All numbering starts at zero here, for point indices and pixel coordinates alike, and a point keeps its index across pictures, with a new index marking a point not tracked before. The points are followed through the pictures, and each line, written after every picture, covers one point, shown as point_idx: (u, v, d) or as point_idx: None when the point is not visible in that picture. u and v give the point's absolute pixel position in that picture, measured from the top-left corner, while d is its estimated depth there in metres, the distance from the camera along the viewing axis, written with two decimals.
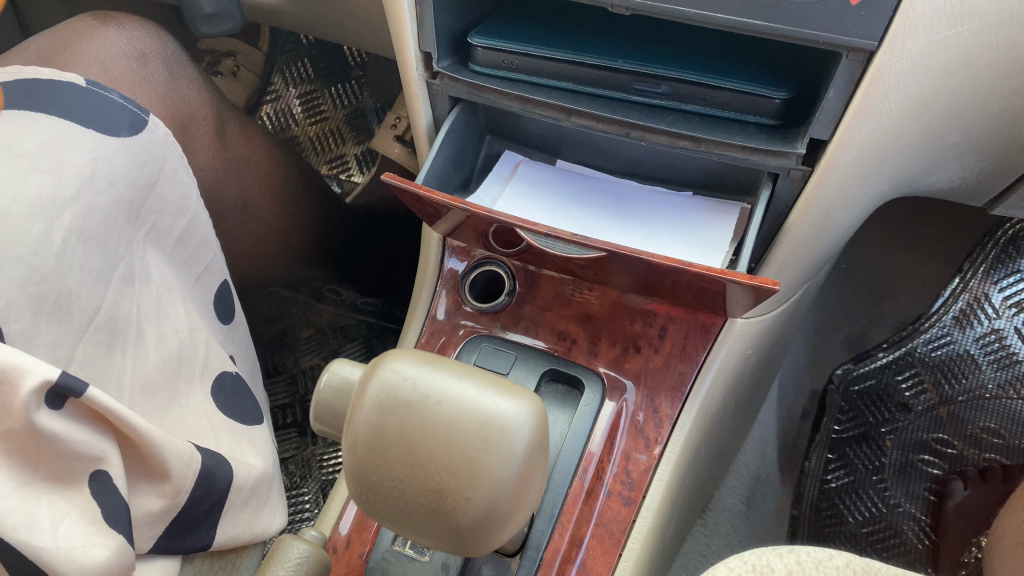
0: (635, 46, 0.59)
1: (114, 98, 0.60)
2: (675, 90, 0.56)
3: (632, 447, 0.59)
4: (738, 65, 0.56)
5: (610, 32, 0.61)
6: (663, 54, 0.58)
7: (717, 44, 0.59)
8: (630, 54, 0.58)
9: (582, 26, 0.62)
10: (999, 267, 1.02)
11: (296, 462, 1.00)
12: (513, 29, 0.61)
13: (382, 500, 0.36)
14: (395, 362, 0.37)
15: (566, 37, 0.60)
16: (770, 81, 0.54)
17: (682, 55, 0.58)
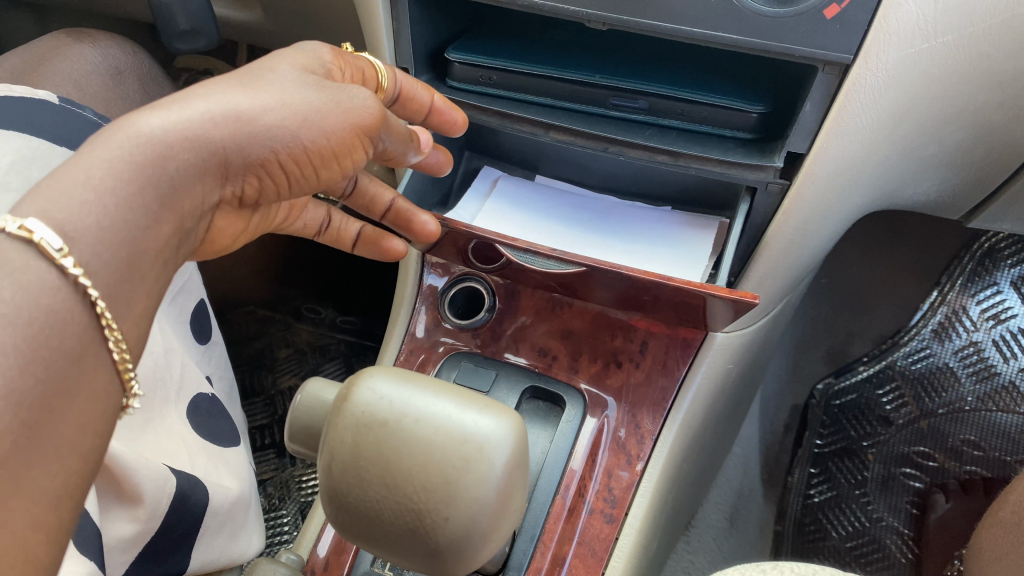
0: (615, 61, 0.59)
1: (88, 116, 0.60)
2: (652, 105, 0.56)
3: (615, 463, 0.59)
4: (717, 80, 0.57)
5: (588, 44, 0.61)
6: (643, 69, 0.58)
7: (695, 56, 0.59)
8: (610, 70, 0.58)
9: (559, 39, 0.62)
10: (975, 280, 1.02)
11: (274, 483, 0.98)
12: (492, 44, 0.61)
13: (359, 522, 0.35)
14: (372, 381, 0.37)
15: (545, 53, 0.60)
16: (746, 96, 0.55)
17: (660, 71, 0.58)
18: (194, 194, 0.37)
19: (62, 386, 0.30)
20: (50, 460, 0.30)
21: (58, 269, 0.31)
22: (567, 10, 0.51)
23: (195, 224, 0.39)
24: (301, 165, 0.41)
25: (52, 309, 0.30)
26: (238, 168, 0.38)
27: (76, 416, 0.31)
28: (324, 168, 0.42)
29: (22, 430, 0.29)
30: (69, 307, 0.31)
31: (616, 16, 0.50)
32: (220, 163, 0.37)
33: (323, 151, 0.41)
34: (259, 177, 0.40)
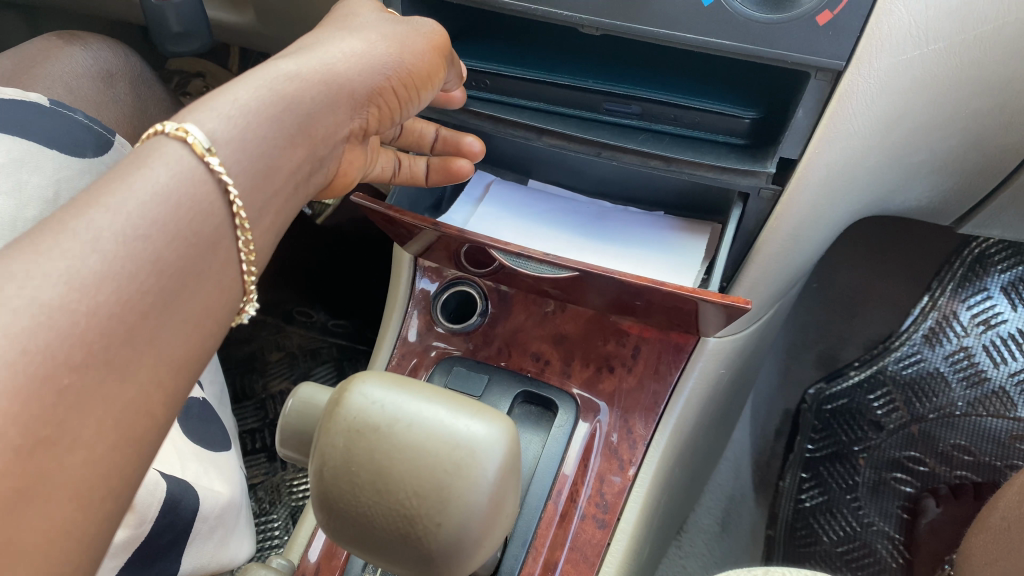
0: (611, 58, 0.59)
1: (79, 118, 0.59)
2: (645, 110, 0.57)
3: (607, 468, 0.59)
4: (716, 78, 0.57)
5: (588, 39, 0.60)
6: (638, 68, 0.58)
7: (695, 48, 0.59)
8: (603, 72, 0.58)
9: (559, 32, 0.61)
10: (966, 285, 1.03)
11: (265, 488, 0.97)
12: (491, 44, 0.61)
13: (350, 528, 0.35)
14: (365, 386, 0.37)
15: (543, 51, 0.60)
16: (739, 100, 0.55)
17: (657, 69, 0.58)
18: (331, 122, 0.42)
19: (196, 267, 0.35)
20: (181, 328, 0.34)
21: (206, 165, 0.35)
22: (560, 15, 0.51)
23: (330, 156, 0.44)
24: (411, 91, 0.47)
25: (198, 199, 0.35)
26: (364, 97, 0.44)
27: (204, 300, 0.35)
28: (424, 93, 0.48)
29: (158, 297, 0.33)
30: (212, 200, 0.35)
31: (608, 22, 0.50)
32: (347, 95, 0.43)
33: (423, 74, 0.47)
34: (379, 108, 0.46)
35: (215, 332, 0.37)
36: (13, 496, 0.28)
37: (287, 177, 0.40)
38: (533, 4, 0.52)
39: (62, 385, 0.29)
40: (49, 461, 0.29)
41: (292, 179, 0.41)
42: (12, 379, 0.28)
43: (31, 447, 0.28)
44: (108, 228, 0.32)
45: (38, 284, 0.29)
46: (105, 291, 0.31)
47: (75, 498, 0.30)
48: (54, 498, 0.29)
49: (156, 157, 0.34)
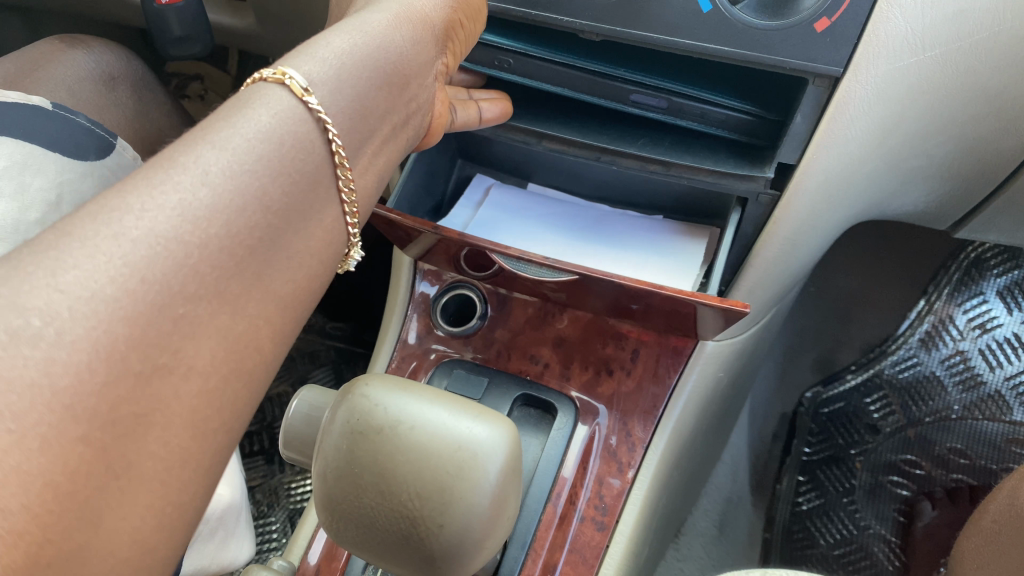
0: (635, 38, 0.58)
1: (81, 121, 0.60)
2: (672, 105, 0.55)
3: (605, 471, 0.59)
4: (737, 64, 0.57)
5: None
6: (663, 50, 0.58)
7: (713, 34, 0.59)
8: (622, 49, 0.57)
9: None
10: (962, 289, 1.03)
11: (263, 490, 0.97)
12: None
13: (352, 530, 0.35)
14: (368, 388, 0.37)
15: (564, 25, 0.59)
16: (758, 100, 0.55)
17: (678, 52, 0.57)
18: (416, 58, 0.44)
19: (300, 207, 0.36)
20: (285, 264, 0.35)
21: (306, 104, 0.36)
22: (560, 21, 0.52)
23: (424, 98, 0.46)
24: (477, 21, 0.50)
25: (304, 143, 0.35)
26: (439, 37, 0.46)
27: (306, 240, 0.37)
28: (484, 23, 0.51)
29: (265, 234, 0.34)
30: (313, 139, 0.36)
31: (609, 28, 0.51)
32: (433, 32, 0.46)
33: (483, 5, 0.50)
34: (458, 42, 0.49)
35: (309, 277, 0.38)
36: (129, 424, 0.28)
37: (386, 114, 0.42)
38: (532, 9, 0.53)
39: (178, 314, 0.30)
40: (160, 393, 0.30)
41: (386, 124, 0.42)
42: (131, 309, 0.28)
43: (148, 374, 0.29)
44: (218, 164, 0.32)
45: (153, 216, 0.30)
46: (217, 224, 0.32)
47: (186, 426, 0.31)
48: (167, 426, 0.30)
49: (261, 98, 0.35)
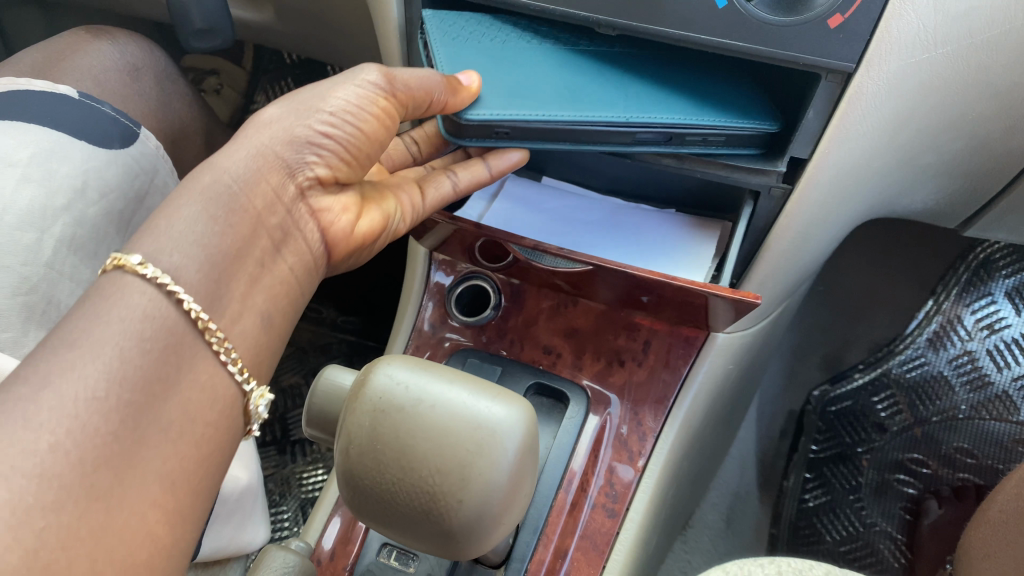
0: (611, 78, 0.55)
1: (106, 111, 0.63)
2: (674, 135, 0.54)
3: (616, 459, 0.60)
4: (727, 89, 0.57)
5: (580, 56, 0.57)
6: (650, 76, 0.56)
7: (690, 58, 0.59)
8: (612, 94, 0.53)
9: (530, 48, 0.57)
10: (971, 290, 1.04)
11: (275, 480, 0.98)
12: (473, 58, 0.55)
13: (374, 504, 0.37)
14: (388, 368, 0.38)
15: (535, 73, 0.54)
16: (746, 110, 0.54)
17: (660, 80, 0.56)
18: (269, 188, 0.50)
19: (161, 376, 0.41)
20: (159, 440, 0.40)
21: (151, 282, 0.42)
22: (576, 16, 0.53)
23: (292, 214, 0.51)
24: (385, 109, 0.52)
25: (163, 321, 0.42)
26: (289, 155, 0.51)
27: (182, 404, 0.42)
28: (430, 109, 0.51)
29: (125, 416, 0.39)
30: (165, 313, 0.42)
31: (625, 23, 0.52)
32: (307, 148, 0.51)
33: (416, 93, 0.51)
34: (324, 143, 0.51)
35: (196, 448, 0.43)
36: None
37: (245, 252, 0.47)
38: (552, 4, 0.54)
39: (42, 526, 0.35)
40: None
41: (251, 257, 0.48)
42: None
43: None
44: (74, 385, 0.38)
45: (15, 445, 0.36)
46: (68, 435, 0.37)
47: None
48: None
49: (119, 297, 0.42)
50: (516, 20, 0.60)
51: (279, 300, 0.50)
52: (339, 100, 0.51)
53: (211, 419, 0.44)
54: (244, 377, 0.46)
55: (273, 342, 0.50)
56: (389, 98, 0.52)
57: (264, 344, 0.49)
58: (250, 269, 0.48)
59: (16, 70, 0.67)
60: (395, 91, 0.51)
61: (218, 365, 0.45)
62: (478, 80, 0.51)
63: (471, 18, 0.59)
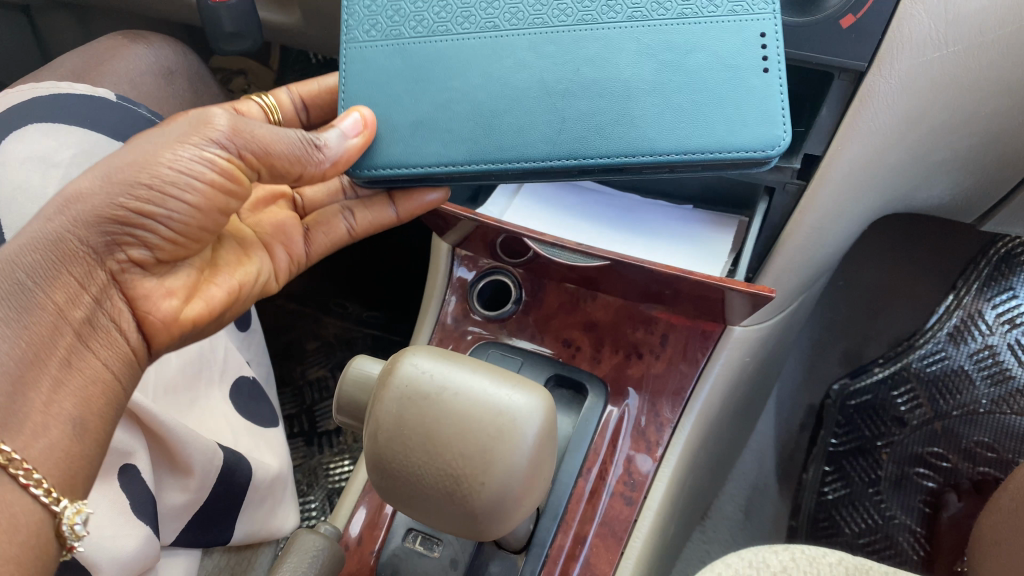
0: (548, 87, 0.51)
1: (142, 113, 0.67)
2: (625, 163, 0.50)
3: (635, 450, 0.61)
4: (717, 89, 0.49)
5: (518, 34, 0.52)
6: (608, 86, 0.50)
7: (692, 19, 0.50)
8: (536, 117, 0.51)
9: (452, 32, 0.53)
10: (991, 285, 1.05)
11: (302, 470, 1.01)
12: (385, 69, 0.54)
13: (402, 487, 0.38)
14: (413, 358, 0.40)
15: (449, 88, 0.52)
16: (725, 122, 0.49)
17: (629, 79, 0.50)
18: (72, 280, 0.45)
19: None
20: None
21: None
22: None
23: (107, 305, 0.47)
24: (232, 173, 0.49)
25: None
26: (102, 241, 0.46)
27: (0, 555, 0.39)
28: (299, 174, 0.51)
29: None
30: None
31: None
32: (136, 229, 0.46)
33: (282, 156, 0.50)
34: (146, 225, 0.47)
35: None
36: None
37: (45, 349, 0.43)
38: None
39: None
40: None
41: (54, 357, 0.43)
42: None
43: None
44: None
45: None
46: None
47: None
48: None
49: None
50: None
51: (96, 400, 0.45)
52: (166, 168, 0.46)
53: (11, 553, 0.39)
54: (55, 497, 0.41)
55: (94, 450, 0.44)
56: (233, 158, 0.48)
57: (79, 451, 0.43)
58: (53, 368, 0.43)
59: (56, 73, 0.70)
60: (247, 153, 0.49)
61: (34, 502, 0.41)
62: (365, 121, 0.52)
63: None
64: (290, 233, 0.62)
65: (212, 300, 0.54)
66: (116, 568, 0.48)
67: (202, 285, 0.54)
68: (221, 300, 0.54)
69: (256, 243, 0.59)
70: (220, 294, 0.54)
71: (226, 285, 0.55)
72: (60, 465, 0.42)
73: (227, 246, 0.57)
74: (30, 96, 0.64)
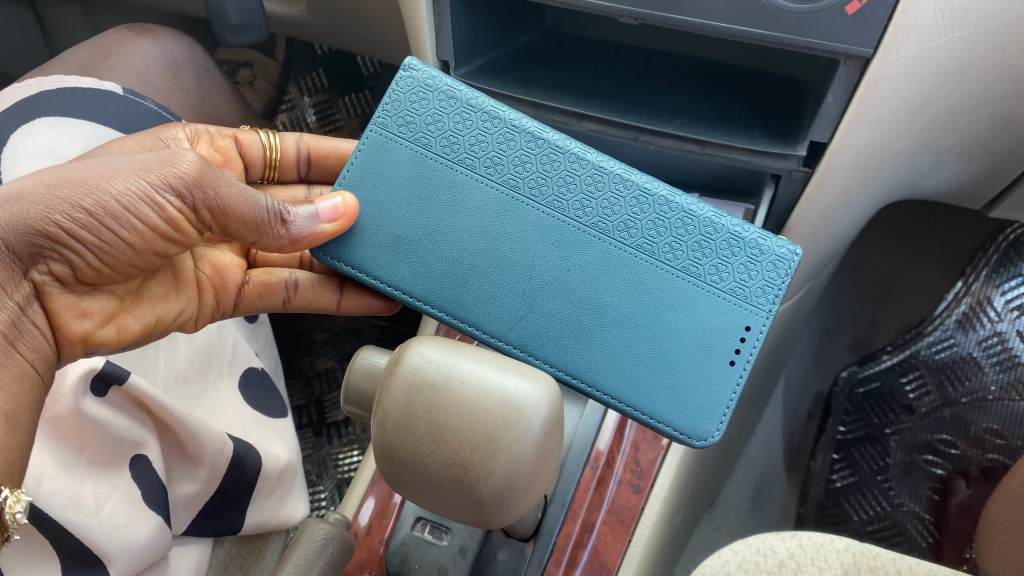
0: (536, 278, 0.57)
1: (149, 105, 0.68)
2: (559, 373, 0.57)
3: (642, 437, 0.62)
4: (679, 351, 0.56)
5: (537, 203, 0.58)
6: (587, 306, 0.56)
7: (696, 276, 0.57)
8: (505, 293, 0.57)
9: (473, 168, 0.59)
10: (1000, 271, 1.02)
11: (312, 460, 1.01)
12: (398, 174, 0.60)
13: (410, 475, 0.39)
14: (421, 347, 0.40)
15: (446, 219, 0.59)
16: (656, 393, 0.56)
17: (609, 306, 0.56)
18: None
19: None
20: None
21: None
22: (598, 6, 0.55)
23: (30, 316, 0.49)
24: (177, 221, 0.52)
25: None
26: (25, 249, 0.48)
27: None
28: (247, 237, 0.56)
29: None
30: None
31: (646, 12, 0.53)
32: (60, 247, 0.49)
33: (237, 218, 0.54)
34: (71, 245, 0.49)
35: None
36: None
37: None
38: None
39: None
40: None
41: None
42: None
43: None
44: None
45: None
46: None
47: None
48: None
49: None
50: (518, 117, 0.60)
51: (26, 396, 0.47)
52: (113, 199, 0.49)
53: None
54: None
55: (27, 442, 0.46)
56: (185, 207, 0.52)
57: (12, 444, 0.45)
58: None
59: (63, 68, 0.71)
60: (200, 206, 0.52)
61: None
62: (337, 212, 0.57)
63: (449, 93, 0.61)
64: (228, 279, 0.65)
65: (126, 330, 0.55)
66: (128, 557, 0.49)
67: (121, 313, 0.56)
68: (135, 334, 0.56)
69: (193, 279, 0.62)
70: (136, 327, 0.56)
71: (144, 319, 0.57)
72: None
73: (161, 279, 0.59)
74: (36, 90, 0.64)
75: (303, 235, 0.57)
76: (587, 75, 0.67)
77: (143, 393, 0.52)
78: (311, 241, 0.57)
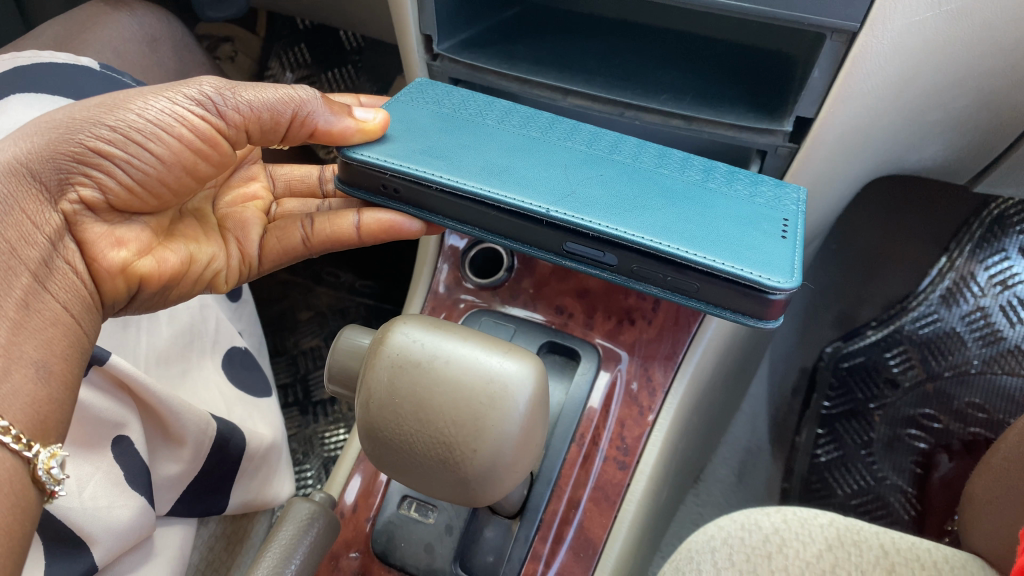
0: (574, 168, 0.54)
1: (126, 81, 0.67)
2: (620, 262, 0.50)
3: (627, 414, 0.62)
4: (739, 224, 0.50)
5: (556, 137, 0.58)
6: (630, 185, 0.53)
7: (727, 189, 0.54)
8: (528, 173, 0.53)
9: (487, 121, 0.60)
10: (984, 247, 1.02)
11: (298, 439, 1.01)
12: (408, 117, 0.59)
13: (395, 454, 0.39)
14: (406, 327, 0.40)
15: (471, 136, 0.57)
16: (733, 248, 0.48)
17: (652, 189, 0.53)
18: (25, 217, 0.47)
19: None
20: None
21: None
22: None
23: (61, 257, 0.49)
24: (206, 131, 0.53)
25: None
26: (55, 177, 0.48)
27: None
28: (282, 121, 0.55)
29: None
30: None
31: None
32: (94, 169, 0.50)
33: (262, 114, 0.54)
34: (102, 165, 0.50)
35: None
36: None
37: (3, 291, 0.44)
38: None
39: None
40: None
41: (12, 298, 0.44)
42: None
43: None
44: None
45: None
46: None
47: None
48: None
49: None
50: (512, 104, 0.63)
51: (56, 347, 0.45)
52: (133, 113, 0.51)
53: None
54: (22, 443, 0.41)
55: (62, 394, 0.45)
56: (210, 115, 0.53)
57: (45, 397, 0.44)
58: (13, 312, 0.44)
59: (38, 42, 0.69)
60: (224, 109, 0.53)
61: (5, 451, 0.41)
62: (373, 118, 0.55)
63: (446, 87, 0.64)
64: (247, 230, 0.64)
65: (164, 262, 0.55)
66: (114, 537, 0.48)
67: (156, 248, 0.56)
68: (172, 266, 0.56)
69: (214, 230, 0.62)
70: (173, 260, 0.56)
71: (180, 254, 0.57)
72: (23, 409, 0.42)
73: (190, 224, 0.61)
74: (11, 66, 0.63)
75: (332, 123, 0.55)
76: (572, 50, 0.67)
77: (123, 372, 0.52)
78: (341, 137, 0.54)
